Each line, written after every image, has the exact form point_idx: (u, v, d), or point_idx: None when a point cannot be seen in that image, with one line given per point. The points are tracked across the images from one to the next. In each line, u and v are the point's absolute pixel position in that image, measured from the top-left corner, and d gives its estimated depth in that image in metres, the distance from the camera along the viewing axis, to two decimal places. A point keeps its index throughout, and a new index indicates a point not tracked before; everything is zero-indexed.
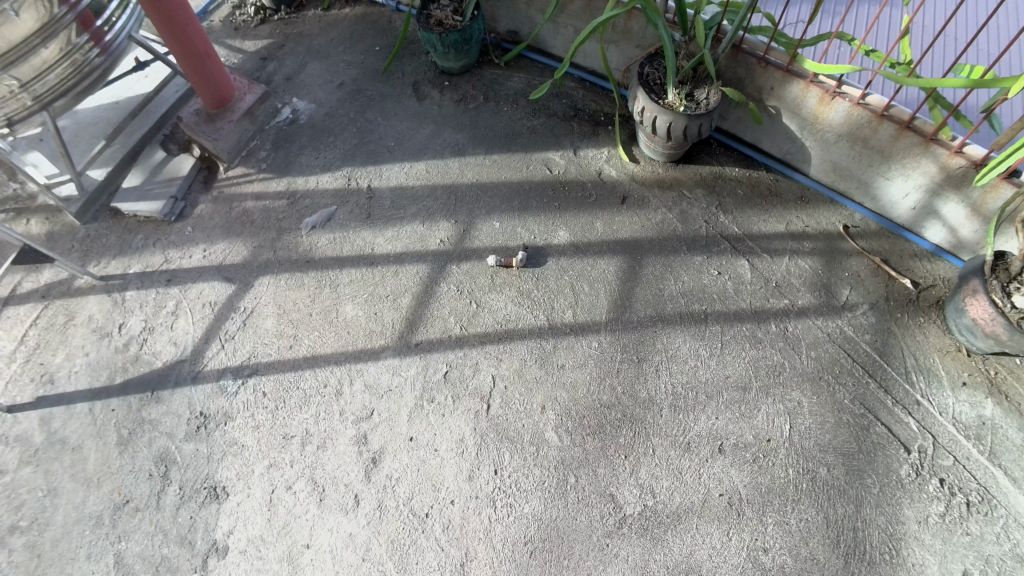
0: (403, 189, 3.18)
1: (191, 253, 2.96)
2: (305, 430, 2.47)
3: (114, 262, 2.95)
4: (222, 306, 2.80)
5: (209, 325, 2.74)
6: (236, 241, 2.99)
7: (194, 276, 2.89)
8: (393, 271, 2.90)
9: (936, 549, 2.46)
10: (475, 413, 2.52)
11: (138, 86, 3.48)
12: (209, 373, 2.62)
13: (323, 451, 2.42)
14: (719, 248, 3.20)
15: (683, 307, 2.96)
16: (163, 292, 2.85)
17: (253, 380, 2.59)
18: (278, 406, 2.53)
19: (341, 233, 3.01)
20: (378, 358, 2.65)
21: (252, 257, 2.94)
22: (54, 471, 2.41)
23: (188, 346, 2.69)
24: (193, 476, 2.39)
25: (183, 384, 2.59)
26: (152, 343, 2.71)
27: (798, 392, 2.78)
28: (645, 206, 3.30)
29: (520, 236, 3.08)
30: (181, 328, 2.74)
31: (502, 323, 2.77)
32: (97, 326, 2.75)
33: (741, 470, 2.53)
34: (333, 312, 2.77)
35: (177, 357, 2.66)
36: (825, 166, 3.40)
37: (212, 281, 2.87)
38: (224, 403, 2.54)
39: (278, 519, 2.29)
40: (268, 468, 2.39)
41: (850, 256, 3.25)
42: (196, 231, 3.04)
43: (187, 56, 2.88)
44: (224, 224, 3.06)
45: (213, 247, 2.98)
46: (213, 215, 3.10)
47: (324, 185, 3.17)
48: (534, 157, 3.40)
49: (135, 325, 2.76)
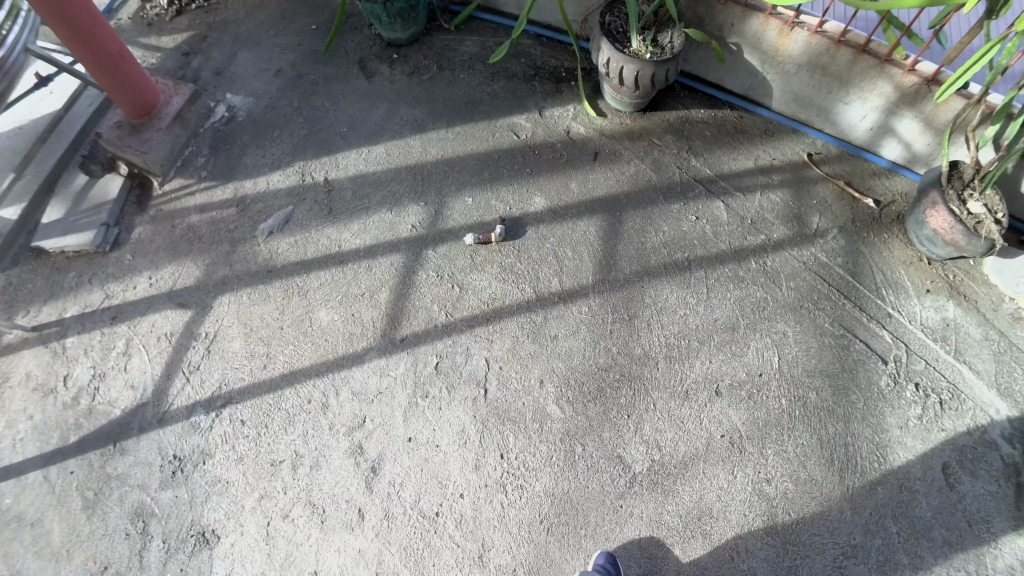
0: (362, 179, 3.01)
1: (135, 283, 2.75)
2: (294, 452, 2.39)
3: (46, 308, 2.69)
4: (180, 335, 2.63)
5: (169, 359, 2.58)
6: (185, 262, 2.79)
7: (142, 309, 2.69)
8: (366, 266, 2.78)
9: (918, 449, 2.66)
10: (473, 400, 2.51)
11: (43, 105, 3.13)
12: (177, 412, 2.47)
13: (317, 471, 2.37)
14: (694, 193, 3.26)
15: (667, 258, 3.00)
16: (109, 332, 2.65)
17: (228, 410, 2.47)
18: (260, 433, 2.43)
19: (301, 234, 2.85)
20: (363, 361, 2.57)
21: (206, 276, 2.75)
22: (14, 552, 2.23)
23: (149, 387, 2.53)
24: (176, 525, 2.27)
25: (148, 429, 2.45)
26: (106, 391, 2.52)
27: (782, 323, 2.91)
28: (617, 160, 3.28)
29: (495, 209, 3.00)
30: (136, 368, 2.57)
31: (488, 302, 2.73)
32: (38, 384, 2.53)
33: (739, 408, 2.64)
34: (306, 321, 2.65)
35: (138, 401, 2.50)
36: (787, 98, 3.48)
37: (164, 310, 2.69)
38: (200, 439, 2.42)
39: (280, 552, 2.22)
40: (259, 500, 2.32)
41: (818, 183, 3.37)
42: (136, 258, 2.81)
43: (102, 64, 2.59)
44: (169, 245, 2.84)
45: (159, 273, 2.77)
46: (154, 237, 2.86)
47: (276, 185, 2.97)
48: (497, 124, 3.28)
49: (83, 374, 2.56)
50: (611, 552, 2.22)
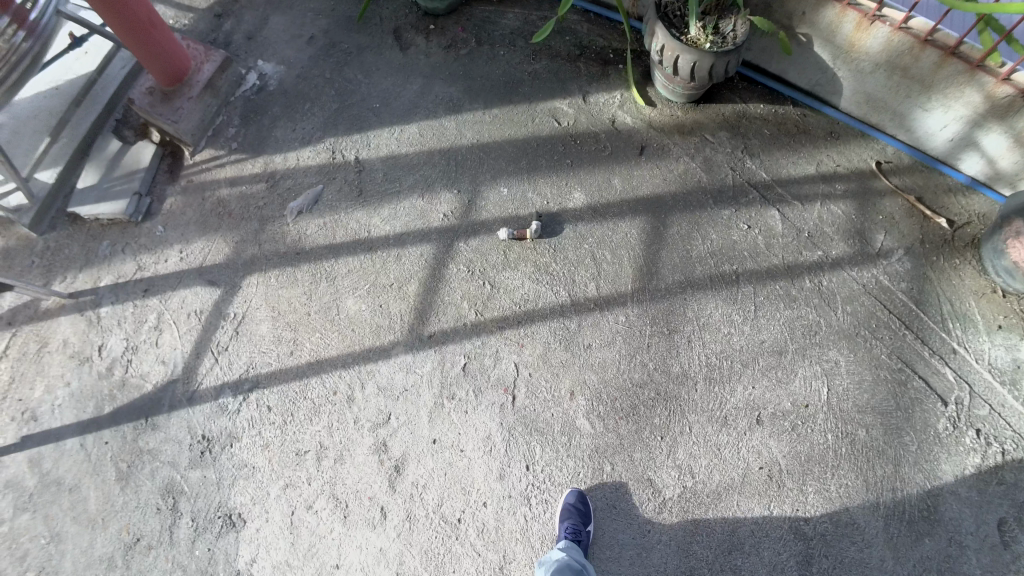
0: (392, 161, 2.81)
1: (166, 256, 2.48)
2: (320, 443, 2.19)
3: (82, 276, 2.45)
4: (209, 314, 2.37)
5: (199, 336, 2.34)
6: (216, 238, 2.52)
7: (173, 283, 2.43)
8: (396, 254, 2.57)
9: (972, 501, 2.45)
10: (501, 406, 2.31)
11: (77, 66, 2.80)
12: (207, 391, 2.25)
13: (341, 464, 2.17)
14: (747, 199, 3.00)
15: (713, 269, 2.78)
16: (141, 305, 2.40)
17: (256, 395, 2.25)
18: (286, 421, 2.21)
19: (331, 216, 2.62)
20: (389, 356, 2.35)
21: (235, 255, 2.49)
22: (54, 515, 2.08)
23: (179, 363, 2.29)
24: (204, 505, 2.10)
25: (178, 407, 2.23)
26: (138, 364, 2.30)
27: (834, 351, 2.70)
28: (665, 155, 3.03)
29: (531, 203, 2.80)
30: (168, 344, 2.33)
31: (519, 304, 2.53)
32: (74, 351, 2.32)
33: (781, 440, 2.46)
34: (334, 309, 2.41)
35: (169, 377, 2.27)
36: (858, 99, 3.16)
37: (195, 286, 2.42)
38: (228, 422, 2.21)
39: (303, 542, 2.07)
40: (285, 488, 2.13)
41: (885, 196, 3.09)
42: (168, 230, 2.54)
43: (132, 31, 2.34)
44: (200, 219, 2.57)
45: (192, 247, 2.50)
46: (185, 209, 2.59)
47: (305, 163, 2.74)
48: (538, 108, 3.05)
49: (117, 346, 2.33)
50: (580, 491, 2.17)
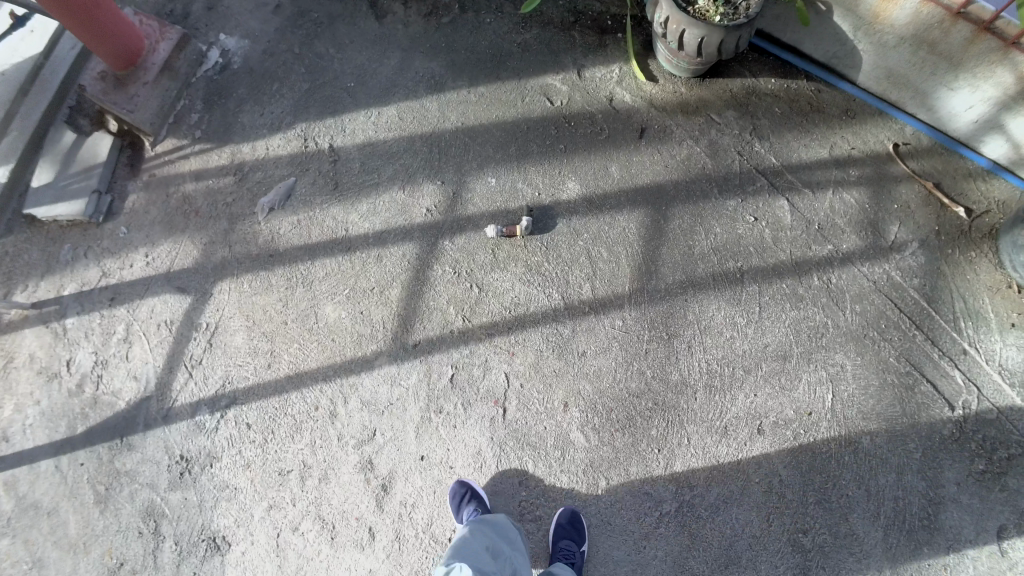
0: (369, 148, 2.58)
1: (131, 261, 2.32)
2: (303, 462, 2.11)
3: (44, 285, 2.29)
4: (180, 324, 2.24)
5: (170, 350, 2.20)
6: (182, 239, 2.35)
7: (140, 290, 2.28)
8: (377, 255, 2.40)
9: (974, 508, 2.40)
10: (491, 419, 2.22)
11: (22, 46, 2.54)
12: (182, 409, 2.15)
13: (326, 483, 2.10)
14: (755, 187, 2.80)
15: (717, 267, 2.61)
16: (108, 315, 2.25)
17: (233, 412, 2.15)
18: (266, 439, 2.13)
19: (305, 213, 2.43)
20: (372, 368, 2.23)
21: (204, 258, 2.33)
22: (33, 540, 2.01)
23: (151, 380, 2.17)
24: (186, 528, 2.03)
25: (154, 426, 2.13)
26: (109, 380, 2.17)
27: (841, 354, 2.59)
28: (667, 139, 2.81)
29: (522, 195, 2.60)
30: (138, 358, 2.20)
31: (510, 308, 2.39)
32: (42, 367, 2.19)
33: (781, 450, 2.39)
34: (311, 317, 2.28)
35: (142, 394, 2.16)
36: (878, 74, 2.91)
37: (163, 294, 2.27)
38: (207, 441, 2.12)
39: (290, 565, 2.01)
40: (268, 510, 2.06)
41: (901, 183, 2.90)
42: (131, 232, 2.36)
43: (74, 18, 2.11)
44: (164, 218, 2.39)
45: (158, 250, 2.33)
46: (148, 207, 2.40)
47: (275, 152, 2.53)
48: (528, 85, 2.80)
49: (85, 360, 2.19)
50: (574, 510, 2.11)
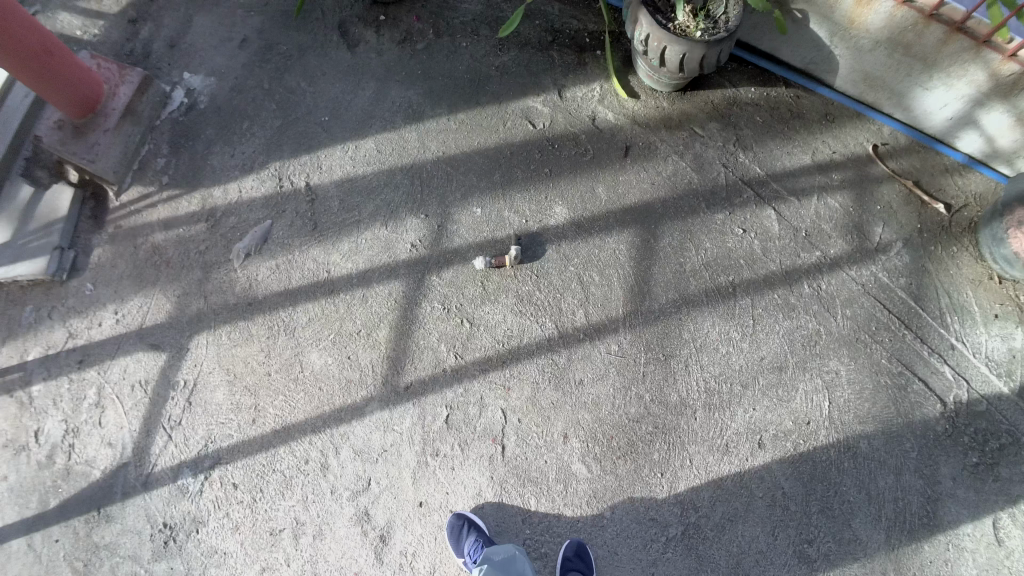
0: (348, 184, 2.51)
1: (100, 319, 2.23)
2: (295, 519, 2.09)
3: (4, 351, 2.18)
4: (156, 383, 2.17)
5: (146, 414, 2.14)
6: (153, 293, 2.27)
7: (110, 350, 2.20)
8: (362, 296, 2.35)
9: (971, 501, 2.43)
10: (490, 458, 2.21)
11: None
12: (162, 474, 2.09)
13: (320, 540, 2.07)
14: (741, 199, 2.80)
15: (708, 283, 2.61)
16: (77, 379, 2.16)
17: (218, 473, 2.11)
18: (255, 499, 2.10)
19: (284, 256, 2.36)
20: (363, 416, 2.20)
21: (178, 311, 2.26)
22: None
23: (128, 446, 2.11)
24: None
25: (133, 493, 2.07)
26: (81, 449, 2.10)
27: (836, 360, 2.60)
28: (652, 156, 2.78)
29: (508, 222, 2.55)
30: (112, 423, 2.12)
31: (502, 341, 2.36)
32: (5, 441, 2.09)
33: (783, 462, 2.38)
34: (296, 366, 2.23)
35: (119, 461, 2.10)
36: (854, 77, 2.92)
37: (135, 352, 2.20)
38: (190, 505, 2.08)
39: None
40: (262, 571, 2.03)
41: (882, 183, 2.92)
42: (98, 287, 2.27)
43: (25, 66, 2.01)
44: (133, 272, 2.30)
45: (127, 306, 2.25)
46: (115, 261, 2.31)
47: (249, 194, 2.44)
48: (508, 108, 2.74)
49: (55, 430, 2.11)
50: (580, 544, 2.10)
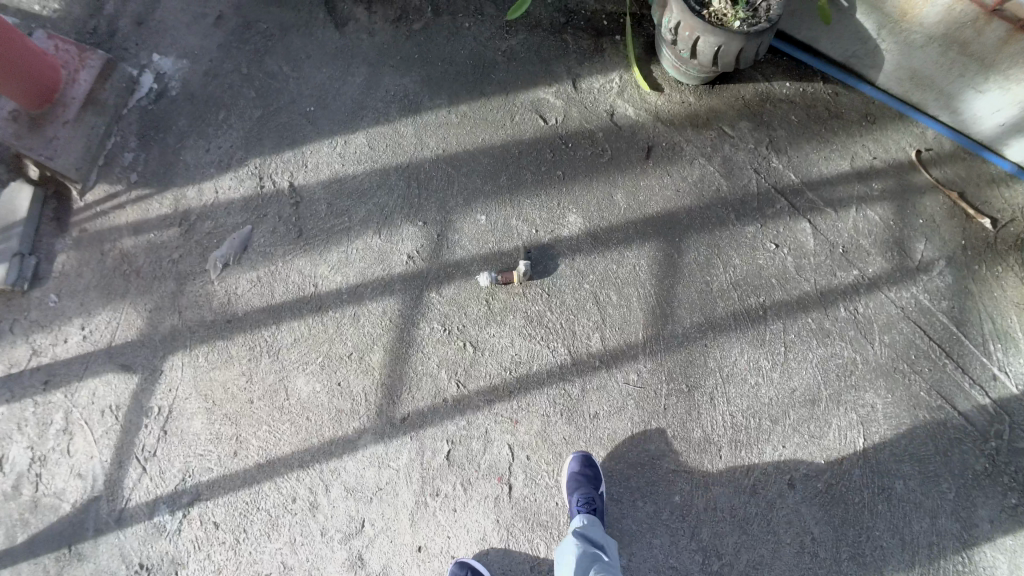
0: (337, 185, 2.26)
1: (66, 335, 2.05)
2: (281, 564, 1.95)
3: None
4: (128, 410, 2.00)
5: (117, 443, 1.98)
6: (124, 307, 2.08)
7: (77, 370, 2.02)
8: (352, 314, 2.14)
9: (1010, 547, 2.26)
10: (495, 499, 2.06)
11: None
12: (136, 510, 1.95)
13: None
14: (774, 210, 2.55)
15: (736, 303, 2.39)
16: (43, 402, 1.99)
17: (197, 510, 1.96)
18: (238, 540, 1.96)
19: (266, 267, 2.15)
20: (356, 450, 2.04)
21: (151, 328, 2.06)
22: None
23: (99, 478, 1.96)
24: None
25: (106, 530, 1.93)
26: (49, 479, 1.95)
27: (871, 392, 2.39)
28: (677, 158, 2.52)
29: (516, 232, 2.32)
30: (81, 452, 1.97)
31: (510, 368, 2.16)
32: None
33: (813, 505, 2.21)
34: (280, 394, 2.06)
35: (90, 494, 1.95)
36: (900, 75, 2.64)
37: (104, 373, 2.02)
38: (168, 545, 1.94)
39: None
40: None
41: (925, 194, 2.66)
42: (63, 299, 2.08)
43: None
44: (101, 281, 2.10)
45: (95, 321, 2.06)
46: (81, 270, 2.11)
47: (226, 196, 2.21)
48: (516, 100, 2.48)
49: (20, 459, 1.96)
50: (584, 454, 2.06)
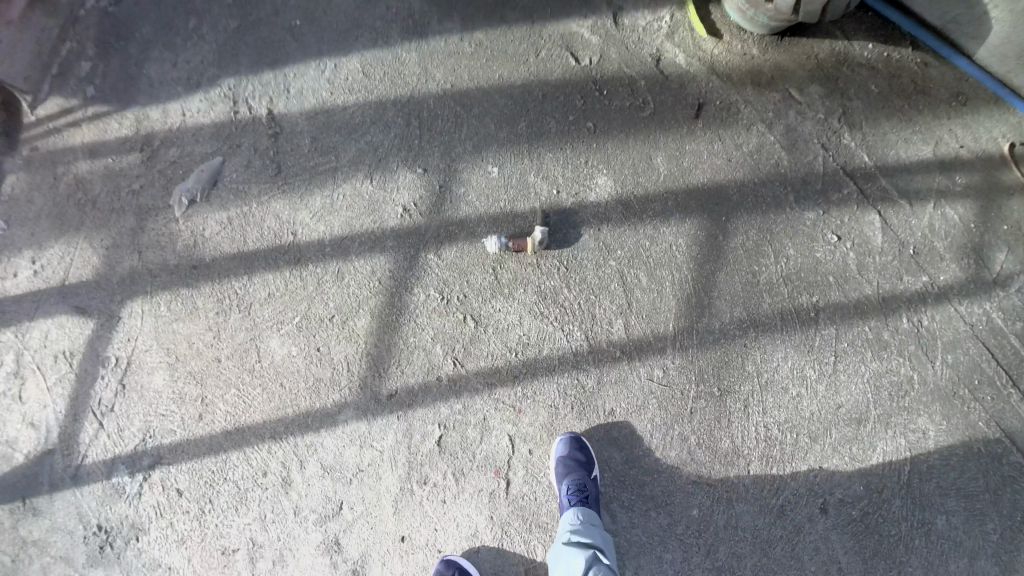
0: (322, 117, 1.92)
1: (14, 269, 1.82)
2: (250, 540, 1.80)
3: None
4: (81, 358, 1.80)
5: (72, 394, 1.80)
6: (78, 241, 1.83)
7: (27, 311, 1.81)
8: (336, 271, 1.87)
9: None
10: (490, 493, 1.85)
11: None
12: (93, 468, 1.79)
13: (280, 566, 1.80)
14: (841, 195, 2.10)
15: (785, 302, 2.05)
16: None
17: (158, 475, 1.80)
18: (203, 510, 1.80)
19: (237, 207, 1.87)
20: (334, 425, 1.83)
21: (107, 268, 1.82)
22: None
23: (53, 429, 1.79)
24: None
25: (62, 487, 1.79)
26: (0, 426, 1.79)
27: (924, 418, 2.04)
28: (732, 121, 2.05)
29: (532, 193, 1.96)
30: (33, 399, 1.79)
31: (517, 351, 1.89)
32: None
33: (843, 534, 1.97)
34: (249, 354, 1.83)
35: (43, 446, 1.79)
36: (1007, 46, 1.99)
37: (57, 316, 1.81)
38: (128, 509, 1.79)
39: None
40: None
41: (1015, 196, 2.11)
42: (12, 227, 1.84)
43: None
44: (52, 210, 1.84)
45: (47, 255, 1.82)
46: (31, 194, 1.85)
47: (194, 120, 1.90)
48: (543, 31, 2.03)
49: None
50: (574, 437, 1.84)
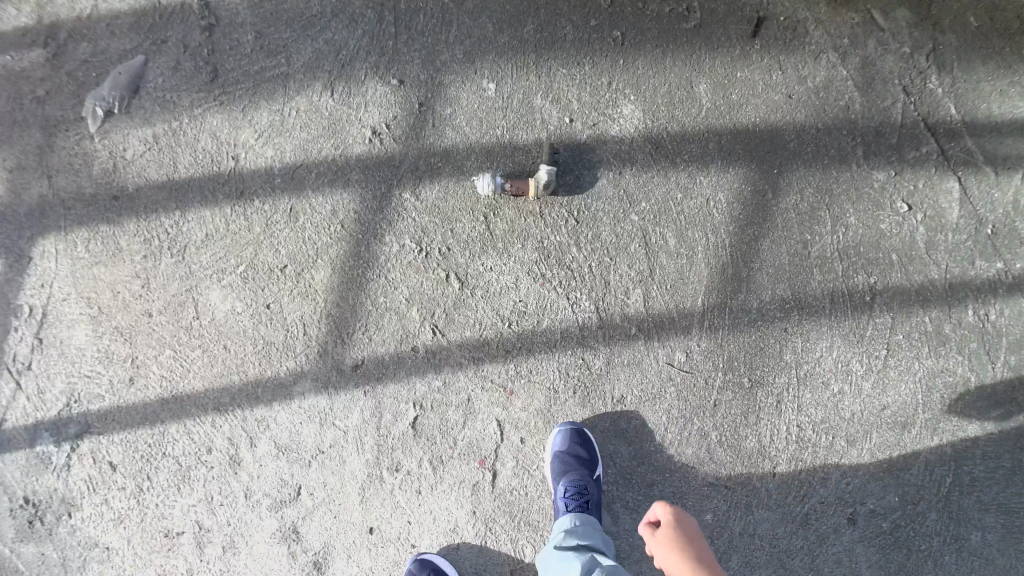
0: (269, 7, 1.56)
1: None
2: (196, 523, 1.54)
3: None
4: None
5: None
6: None
7: None
8: (288, 210, 1.55)
9: None
10: (475, 486, 1.56)
11: None
12: (14, 434, 1.53)
13: (232, 554, 1.54)
14: (917, 153, 1.70)
15: (837, 280, 1.68)
16: None
17: (88, 446, 1.53)
18: (142, 488, 1.54)
19: (164, 123, 1.55)
20: (291, 398, 1.54)
21: (14, 196, 1.53)
22: None
23: None
24: None
25: None
26: None
27: (975, 426, 1.68)
28: (793, 43, 1.66)
29: (534, 123, 1.60)
30: None
31: (510, 320, 1.58)
32: None
33: (870, 547, 1.66)
34: (185, 308, 1.54)
35: None
36: None
37: None
38: (57, 482, 1.53)
39: None
40: None
41: None
42: None
43: None
44: None
45: None
46: None
47: (109, 8, 1.54)
48: None
49: None
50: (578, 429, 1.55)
